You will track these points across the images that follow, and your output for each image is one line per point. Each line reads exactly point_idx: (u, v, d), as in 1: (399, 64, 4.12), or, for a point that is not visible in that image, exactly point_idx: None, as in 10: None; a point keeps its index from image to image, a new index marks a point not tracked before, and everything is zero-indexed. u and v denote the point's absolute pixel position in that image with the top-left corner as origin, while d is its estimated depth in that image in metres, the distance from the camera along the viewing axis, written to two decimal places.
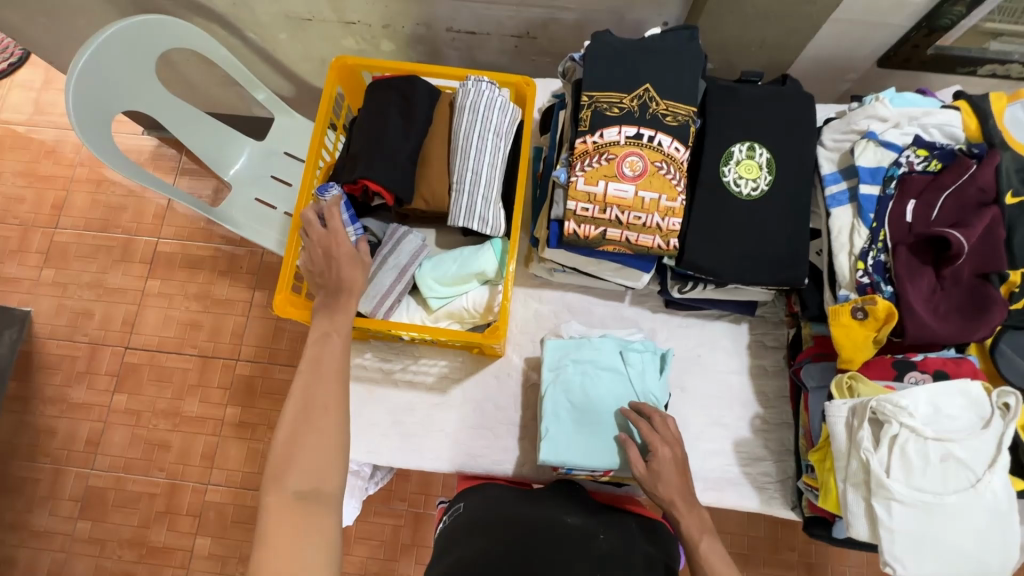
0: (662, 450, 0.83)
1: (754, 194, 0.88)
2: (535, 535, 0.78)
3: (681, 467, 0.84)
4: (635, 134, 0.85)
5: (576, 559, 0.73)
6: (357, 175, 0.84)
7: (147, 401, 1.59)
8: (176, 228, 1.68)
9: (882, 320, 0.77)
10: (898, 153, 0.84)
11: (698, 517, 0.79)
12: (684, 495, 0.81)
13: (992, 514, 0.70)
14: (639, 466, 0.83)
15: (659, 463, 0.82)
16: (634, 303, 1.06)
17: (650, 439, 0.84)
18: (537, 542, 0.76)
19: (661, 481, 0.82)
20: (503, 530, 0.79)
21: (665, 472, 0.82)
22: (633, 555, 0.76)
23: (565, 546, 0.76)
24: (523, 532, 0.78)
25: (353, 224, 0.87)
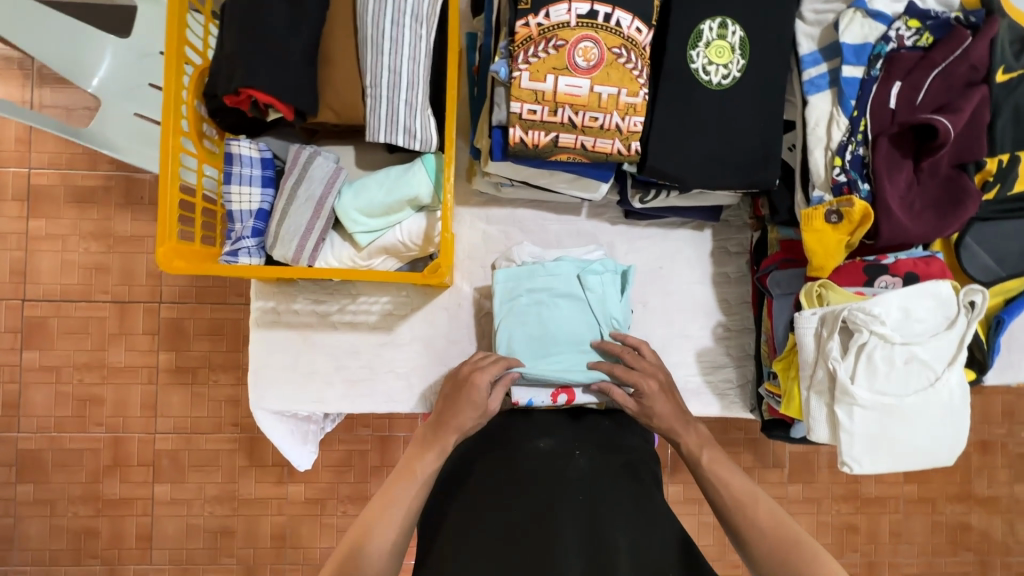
0: (647, 384, 0.81)
1: (724, 83, 0.76)
2: (507, 477, 0.71)
3: (668, 392, 0.83)
4: (589, 13, 0.69)
5: (557, 487, 0.68)
6: (236, 82, 0.65)
7: (64, 355, 1.41)
8: (51, 154, 1.39)
9: (858, 223, 0.72)
10: (887, 25, 0.73)
11: (697, 433, 0.81)
12: (681, 419, 0.82)
13: (948, 409, 0.71)
14: (629, 405, 0.82)
15: (651, 398, 0.81)
16: (591, 216, 0.96)
17: (631, 378, 0.81)
18: (513, 485, 0.69)
19: (657, 414, 0.81)
20: (478, 483, 0.71)
21: (657, 404, 0.81)
22: (614, 467, 0.73)
23: (545, 477, 0.69)
24: (496, 477, 0.71)
25: (254, 161, 0.72)
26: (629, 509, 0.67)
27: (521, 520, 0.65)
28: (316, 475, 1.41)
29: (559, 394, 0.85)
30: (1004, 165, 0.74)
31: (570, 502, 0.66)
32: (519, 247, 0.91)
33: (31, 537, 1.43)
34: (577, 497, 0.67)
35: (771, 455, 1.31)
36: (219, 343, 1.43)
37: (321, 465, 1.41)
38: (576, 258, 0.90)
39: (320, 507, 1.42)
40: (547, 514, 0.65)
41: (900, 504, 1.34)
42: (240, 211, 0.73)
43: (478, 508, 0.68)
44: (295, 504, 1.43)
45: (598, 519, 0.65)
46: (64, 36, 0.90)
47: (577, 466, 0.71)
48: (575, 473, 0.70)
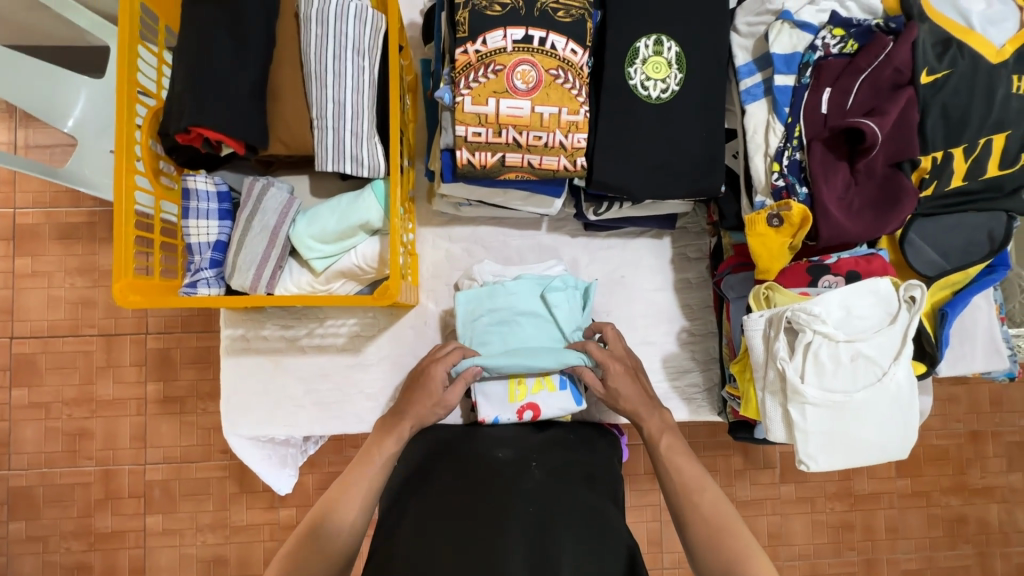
0: (614, 366, 0.83)
1: (664, 97, 0.79)
2: (462, 479, 0.74)
3: (634, 375, 0.85)
4: (524, 37, 0.72)
5: (509, 496, 0.70)
6: (186, 121, 0.67)
7: (53, 391, 1.43)
8: (35, 194, 1.42)
9: (797, 226, 0.74)
10: (814, 35, 0.76)
11: (660, 419, 0.83)
12: (647, 402, 0.84)
13: (897, 402, 0.73)
14: (598, 388, 0.84)
15: (614, 376, 0.83)
16: (552, 230, 0.99)
17: (603, 359, 0.83)
18: (467, 495, 0.71)
19: (623, 396, 0.83)
20: (434, 489, 0.73)
21: (623, 385, 0.83)
22: (569, 475, 0.75)
23: (501, 485, 0.72)
24: (452, 478, 0.74)
25: (208, 195, 0.75)
26: (579, 516, 0.69)
27: (469, 517, 0.68)
28: (307, 498, 1.42)
29: (524, 409, 0.86)
30: (938, 162, 0.76)
31: (519, 512, 0.68)
32: (479, 267, 0.93)
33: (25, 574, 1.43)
34: (528, 508, 0.69)
35: (760, 456, 1.32)
36: (205, 371, 1.45)
37: (313, 489, 1.42)
38: (536, 276, 0.92)
39: None
40: (497, 519, 0.67)
41: (893, 500, 1.34)
42: (198, 243, 0.75)
43: (431, 502, 0.71)
44: (287, 528, 1.43)
45: (546, 526, 0.67)
46: (39, 79, 0.91)
47: (532, 477, 0.73)
48: (530, 484, 0.72)
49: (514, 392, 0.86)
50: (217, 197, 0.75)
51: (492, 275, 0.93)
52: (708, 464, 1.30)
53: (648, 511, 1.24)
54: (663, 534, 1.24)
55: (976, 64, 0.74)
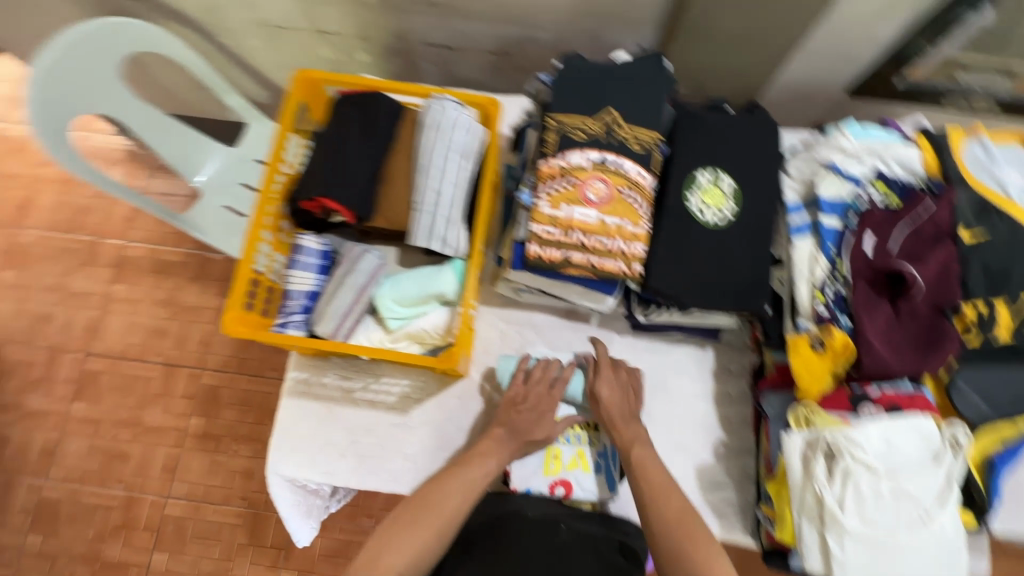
0: (612, 376, 0.91)
1: (719, 222, 0.88)
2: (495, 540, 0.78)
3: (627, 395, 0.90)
4: (600, 159, 0.85)
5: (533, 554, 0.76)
6: (316, 192, 0.83)
7: (107, 409, 1.57)
8: (147, 232, 1.67)
9: (841, 353, 0.78)
10: (860, 185, 0.86)
11: (634, 433, 0.87)
12: (625, 414, 0.88)
13: (943, 549, 0.70)
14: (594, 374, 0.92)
15: (602, 381, 0.90)
16: (601, 325, 1.06)
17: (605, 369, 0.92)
18: (495, 541, 0.79)
19: (605, 400, 0.89)
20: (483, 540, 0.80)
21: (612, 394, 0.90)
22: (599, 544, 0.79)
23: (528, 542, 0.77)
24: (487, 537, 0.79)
25: (313, 252, 0.88)
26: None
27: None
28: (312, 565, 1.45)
29: (556, 486, 0.89)
30: (983, 315, 0.79)
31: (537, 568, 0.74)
32: (533, 346, 1.04)
33: None
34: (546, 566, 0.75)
35: None
36: (246, 414, 1.55)
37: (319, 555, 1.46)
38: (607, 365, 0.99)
39: None
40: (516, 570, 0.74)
41: None
42: (295, 290, 0.86)
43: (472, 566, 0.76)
44: None
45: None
46: (182, 141, 1.15)
47: (558, 538, 0.78)
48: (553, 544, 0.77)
49: (550, 466, 0.90)
50: (317, 254, 0.87)
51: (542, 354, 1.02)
52: None
53: None
54: None
55: (1015, 229, 0.80)
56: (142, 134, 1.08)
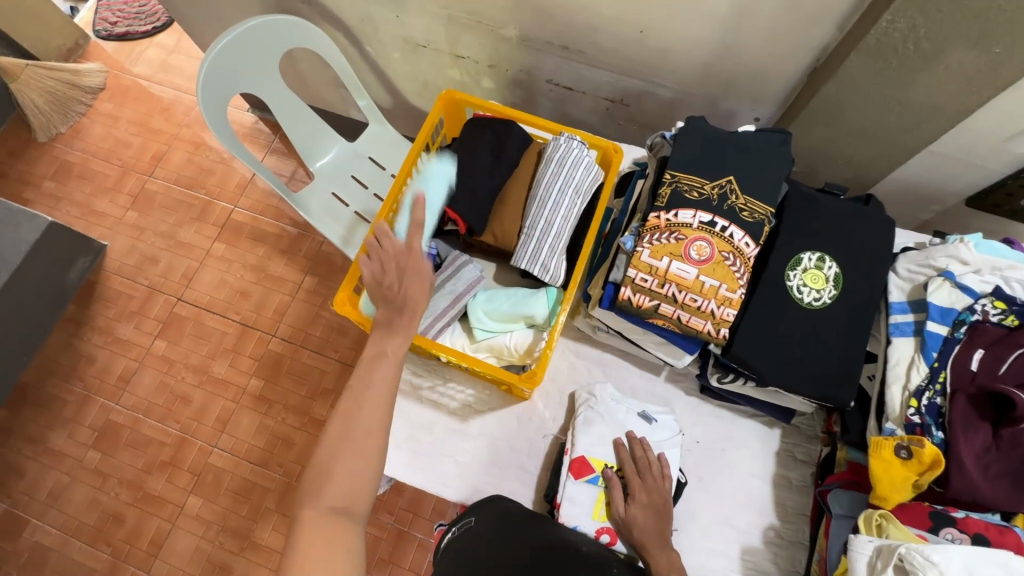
0: (641, 494, 0.90)
1: (815, 304, 0.88)
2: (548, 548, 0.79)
3: (659, 513, 0.89)
4: (709, 221, 0.87)
5: None
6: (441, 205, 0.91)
7: (183, 352, 1.71)
8: (252, 201, 1.84)
9: (927, 465, 0.74)
10: (974, 299, 0.82)
11: (669, 560, 0.84)
12: (659, 540, 0.86)
13: None
14: (632, 480, 0.91)
15: (633, 504, 0.89)
16: (669, 379, 1.06)
17: (633, 482, 0.91)
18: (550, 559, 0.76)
19: (637, 524, 0.87)
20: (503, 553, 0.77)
21: (641, 516, 0.88)
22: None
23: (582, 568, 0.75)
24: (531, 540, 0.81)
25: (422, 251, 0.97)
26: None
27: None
28: None
29: (602, 532, 0.90)
30: None
31: None
32: (601, 386, 1.02)
33: (72, 502, 1.59)
34: None
35: None
36: (300, 386, 1.65)
37: None
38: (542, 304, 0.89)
39: None
40: None
41: None
42: None
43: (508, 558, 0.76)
44: None
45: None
46: (312, 129, 1.34)
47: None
48: None
49: (599, 511, 0.91)
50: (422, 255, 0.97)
51: (611, 397, 1.01)
52: None
53: None
54: None
55: None
56: (282, 121, 1.29)
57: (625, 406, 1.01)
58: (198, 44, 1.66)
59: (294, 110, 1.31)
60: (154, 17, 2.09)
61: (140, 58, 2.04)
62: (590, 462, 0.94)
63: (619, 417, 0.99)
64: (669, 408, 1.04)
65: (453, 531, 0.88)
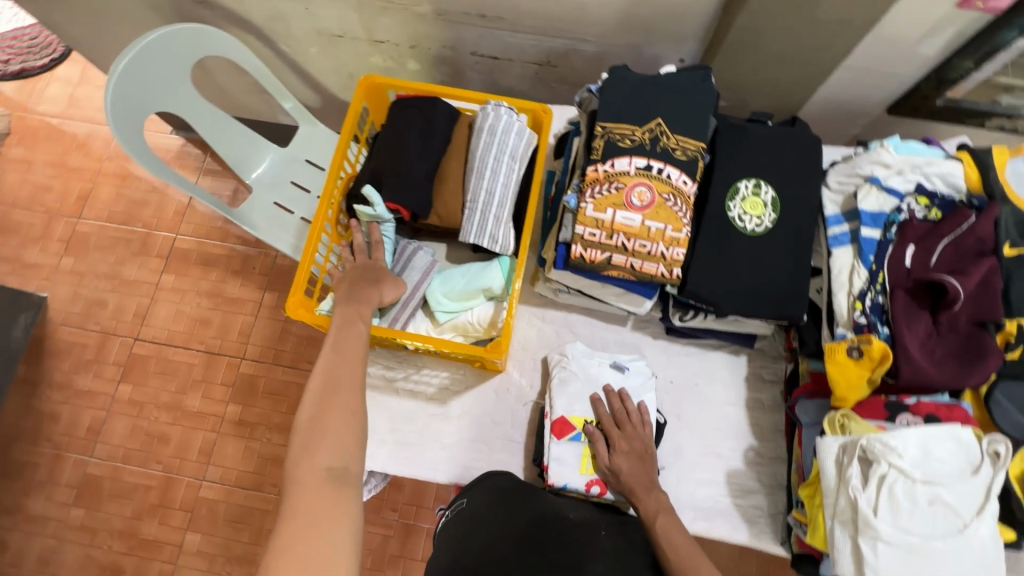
0: (622, 443, 0.92)
1: (758, 230, 0.91)
2: (532, 520, 0.80)
3: (644, 458, 0.91)
4: (645, 165, 0.88)
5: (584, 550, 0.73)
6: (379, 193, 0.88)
7: (152, 392, 1.65)
8: (195, 226, 1.77)
9: (877, 360, 0.79)
10: (899, 199, 0.87)
11: (657, 500, 0.86)
12: (646, 484, 0.88)
13: (979, 561, 0.71)
14: (612, 432, 0.94)
15: (617, 453, 0.91)
16: (636, 328, 1.08)
17: (612, 433, 0.93)
18: (547, 531, 0.77)
19: (624, 472, 0.89)
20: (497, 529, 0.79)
21: (627, 463, 0.90)
22: (633, 558, 0.77)
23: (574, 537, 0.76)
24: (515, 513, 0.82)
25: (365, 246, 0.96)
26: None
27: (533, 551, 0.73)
28: None
29: (591, 484, 0.93)
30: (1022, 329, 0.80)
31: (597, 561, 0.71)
32: (571, 345, 1.04)
33: (64, 563, 1.54)
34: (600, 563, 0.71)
35: None
36: (280, 404, 1.62)
37: None
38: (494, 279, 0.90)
39: None
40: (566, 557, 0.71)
41: None
42: None
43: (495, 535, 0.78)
44: None
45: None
46: (241, 142, 1.29)
47: (601, 541, 0.77)
48: (601, 545, 0.76)
49: (586, 465, 0.94)
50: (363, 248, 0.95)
51: (582, 353, 1.03)
52: None
53: None
54: None
55: None
56: (208, 138, 1.23)
57: (597, 361, 1.03)
58: (102, 70, 1.56)
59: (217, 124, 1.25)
60: (50, 48, 1.95)
61: (45, 95, 1.91)
62: (571, 420, 0.96)
63: (593, 373, 1.01)
64: (639, 352, 1.07)
65: (448, 515, 0.90)
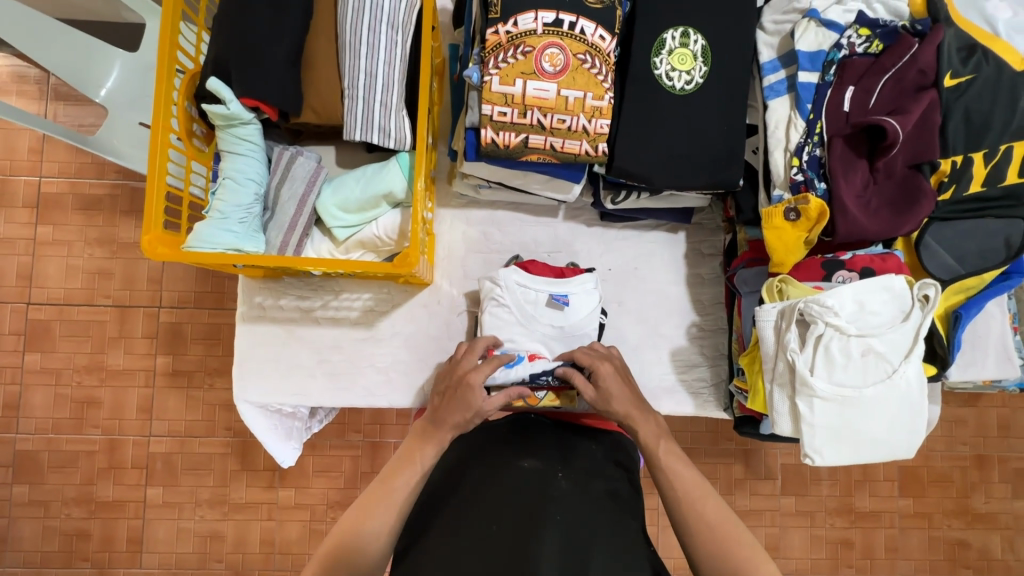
0: (603, 369, 0.85)
1: (688, 88, 0.80)
2: (487, 485, 0.78)
3: (624, 377, 0.86)
4: (554, 21, 0.74)
5: (542, 513, 0.73)
6: (236, 93, 0.71)
7: (65, 357, 1.47)
8: (60, 163, 1.47)
9: (814, 220, 0.74)
10: (840, 33, 0.78)
11: (655, 423, 0.83)
12: (638, 407, 0.83)
13: (906, 400, 0.73)
14: (588, 390, 0.84)
15: (604, 379, 0.84)
16: (568, 218, 1.00)
17: (592, 363, 0.85)
18: (500, 495, 0.76)
19: (613, 396, 0.83)
20: (467, 493, 0.78)
21: (614, 390, 0.83)
22: (595, 498, 0.78)
23: (530, 496, 0.75)
24: (476, 479, 0.79)
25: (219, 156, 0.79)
26: (607, 538, 0.73)
27: (498, 532, 0.71)
28: (308, 480, 1.45)
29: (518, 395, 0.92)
30: (957, 166, 0.76)
31: (550, 521, 0.72)
32: (506, 273, 0.92)
33: (23, 538, 1.46)
34: (557, 517, 0.73)
35: (763, 465, 1.32)
36: (215, 348, 1.47)
37: (313, 471, 1.46)
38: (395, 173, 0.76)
39: (310, 513, 1.45)
40: (526, 527, 0.71)
41: (895, 520, 1.33)
42: None
43: (461, 506, 0.76)
44: (285, 509, 1.46)
45: (580, 549, 0.70)
46: (74, 48, 0.98)
47: (559, 487, 0.76)
48: (556, 492, 0.75)
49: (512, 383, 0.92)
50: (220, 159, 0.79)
51: (517, 283, 0.91)
52: (709, 469, 1.30)
53: (647, 512, 1.31)
54: (660, 536, 1.31)
55: (1000, 70, 0.76)
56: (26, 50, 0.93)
57: (533, 295, 0.92)
58: None
59: (30, 24, 0.93)
60: None
61: None
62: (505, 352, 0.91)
63: (528, 310, 0.92)
64: (574, 260, 1.00)
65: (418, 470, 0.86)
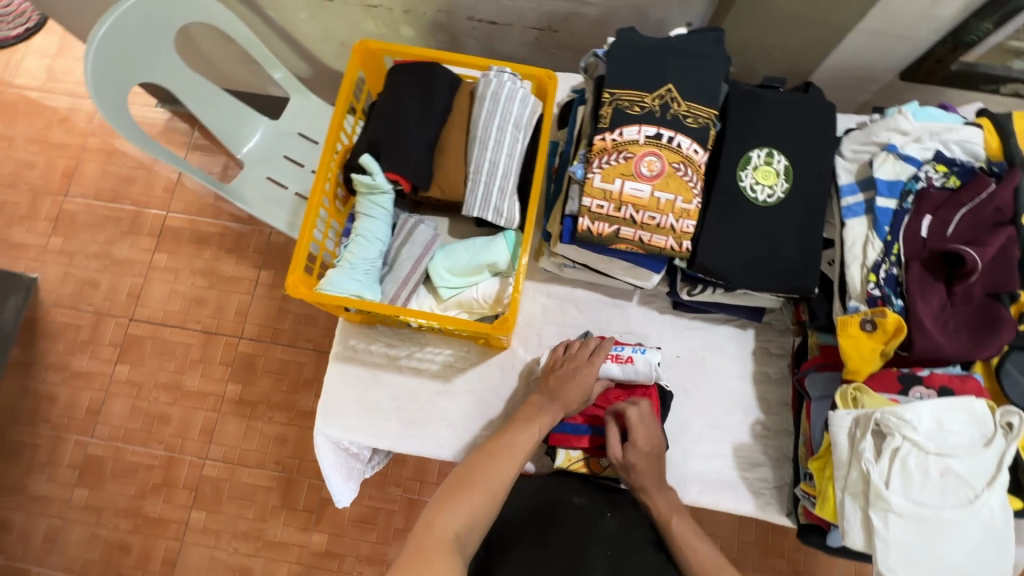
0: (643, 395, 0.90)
1: (769, 201, 0.88)
2: (539, 513, 0.82)
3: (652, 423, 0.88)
4: (655, 134, 0.85)
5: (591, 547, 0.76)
6: (382, 168, 0.85)
7: (149, 373, 1.61)
8: (186, 203, 1.70)
9: (892, 333, 0.78)
10: (917, 167, 0.85)
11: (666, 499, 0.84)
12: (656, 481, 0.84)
13: (989, 530, 0.71)
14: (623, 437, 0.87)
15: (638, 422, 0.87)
16: (641, 302, 1.07)
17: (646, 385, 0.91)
18: (553, 527, 0.79)
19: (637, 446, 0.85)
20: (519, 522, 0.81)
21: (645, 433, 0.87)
22: (640, 541, 0.80)
23: (581, 529, 0.79)
24: (528, 508, 0.83)
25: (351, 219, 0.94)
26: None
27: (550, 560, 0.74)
28: (341, 529, 1.47)
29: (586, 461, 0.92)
30: None
31: (597, 556, 0.75)
32: None
33: (70, 541, 1.53)
34: (606, 552, 0.77)
35: None
36: (280, 382, 1.58)
37: (348, 519, 1.48)
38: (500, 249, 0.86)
39: (337, 563, 1.46)
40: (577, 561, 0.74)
41: None
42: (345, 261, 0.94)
43: (514, 533, 0.79)
44: (314, 554, 1.47)
45: None
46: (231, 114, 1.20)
47: (608, 526, 0.80)
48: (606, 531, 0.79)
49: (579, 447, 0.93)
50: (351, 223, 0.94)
51: None
52: None
53: None
54: None
55: None
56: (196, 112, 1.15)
57: None
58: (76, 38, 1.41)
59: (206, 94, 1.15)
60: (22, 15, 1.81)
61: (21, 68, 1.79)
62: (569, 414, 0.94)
63: None
64: (645, 343, 1.05)
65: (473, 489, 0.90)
